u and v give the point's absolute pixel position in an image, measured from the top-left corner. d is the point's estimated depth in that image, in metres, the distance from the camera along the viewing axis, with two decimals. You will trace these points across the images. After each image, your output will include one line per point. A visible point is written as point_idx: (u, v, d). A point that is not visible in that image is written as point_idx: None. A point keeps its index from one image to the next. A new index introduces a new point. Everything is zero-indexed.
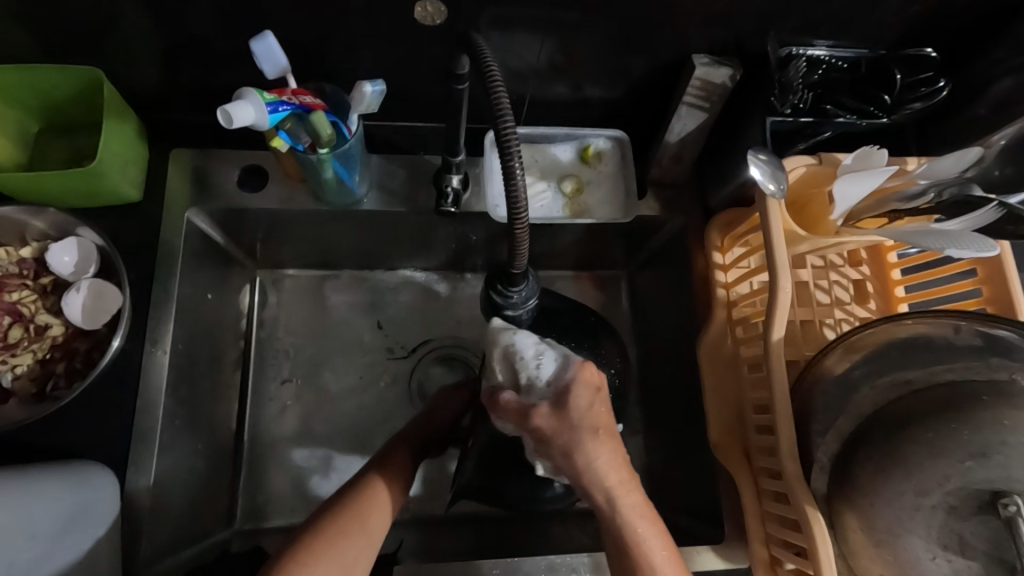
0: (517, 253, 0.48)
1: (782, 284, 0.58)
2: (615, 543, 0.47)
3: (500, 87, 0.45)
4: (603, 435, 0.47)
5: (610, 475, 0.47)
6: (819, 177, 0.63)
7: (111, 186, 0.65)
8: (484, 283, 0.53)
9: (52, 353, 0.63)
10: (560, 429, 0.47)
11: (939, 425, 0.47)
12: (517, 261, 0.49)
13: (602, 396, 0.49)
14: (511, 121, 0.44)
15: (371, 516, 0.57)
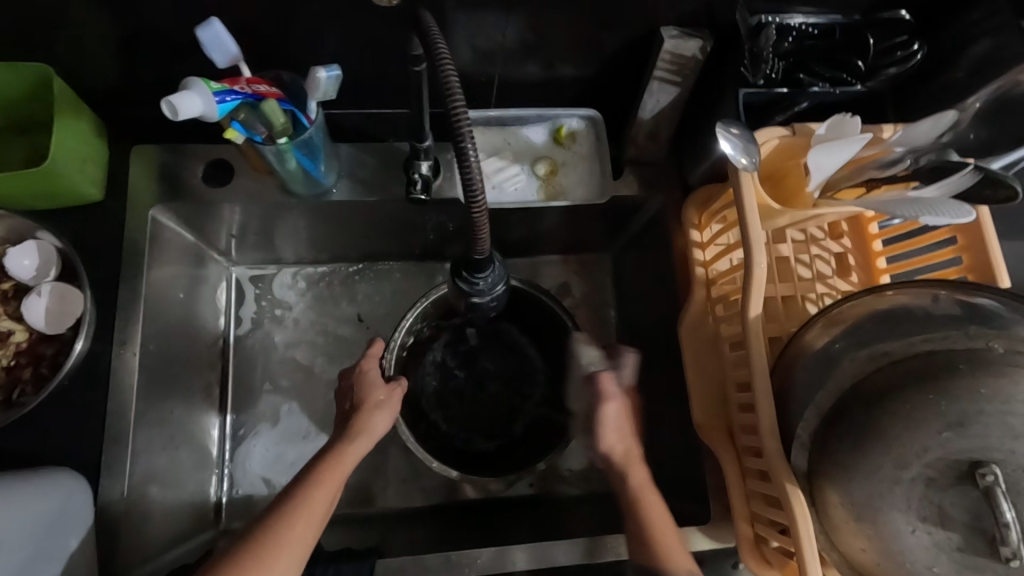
0: (478, 239, 0.46)
1: (756, 260, 0.57)
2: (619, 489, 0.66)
3: (450, 67, 0.43)
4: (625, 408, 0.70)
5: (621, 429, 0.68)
6: (793, 148, 0.62)
7: (69, 186, 0.63)
8: (449, 271, 0.51)
9: (18, 359, 0.62)
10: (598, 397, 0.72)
11: (917, 397, 0.47)
12: (479, 245, 0.47)
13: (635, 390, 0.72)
14: (460, 101, 0.42)
15: (312, 499, 0.58)
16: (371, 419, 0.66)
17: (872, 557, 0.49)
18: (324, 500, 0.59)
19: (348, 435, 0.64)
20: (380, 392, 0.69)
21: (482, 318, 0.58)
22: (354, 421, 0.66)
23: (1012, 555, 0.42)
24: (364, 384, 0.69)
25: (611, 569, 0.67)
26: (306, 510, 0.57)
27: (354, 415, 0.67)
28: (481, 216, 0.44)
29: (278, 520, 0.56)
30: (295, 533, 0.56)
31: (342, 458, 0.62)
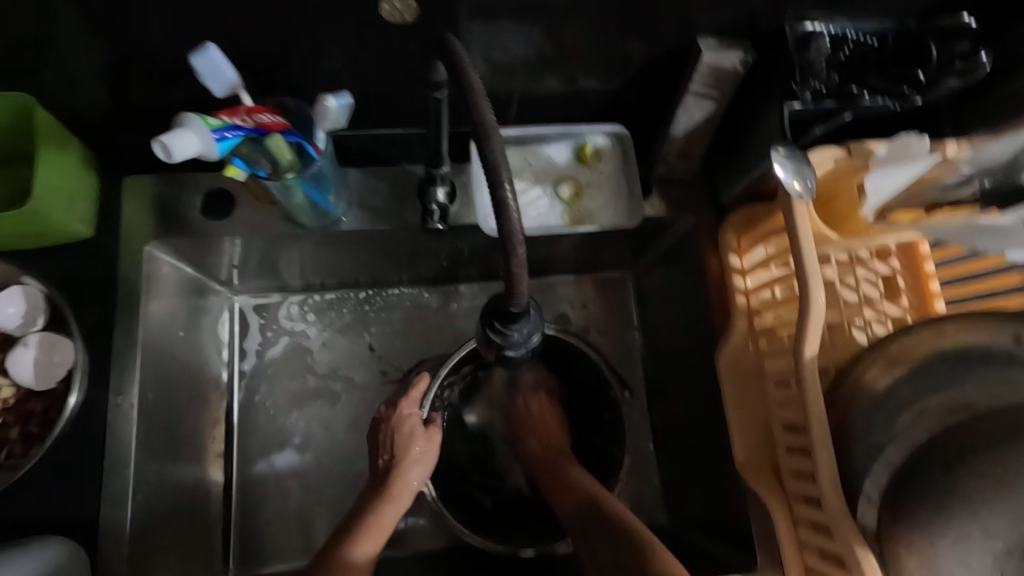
0: (513, 291, 0.41)
1: (814, 296, 0.52)
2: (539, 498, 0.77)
3: (482, 95, 0.38)
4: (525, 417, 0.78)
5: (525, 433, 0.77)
6: (846, 170, 0.55)
7: (56, 226, 0.58)
8: (479, 318, 0.45)
9: (5, 417, 0.56)
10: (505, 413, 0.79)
11: (1008, 456, 0.42)
12: (516, 297, 0.41)
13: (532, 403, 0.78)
14: (496, 137, 0.37)
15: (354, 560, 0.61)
16: (406, 479, 0.69)
17: None
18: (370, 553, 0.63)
19: (387, 492, 0.68)
20: (417, 446, 0.71)
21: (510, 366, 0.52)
22: (392, 480, 0.69)
23: None
24: (404, 433, 0.71)
25: None
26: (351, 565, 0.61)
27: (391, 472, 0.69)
28: (518, 266, 0.39)
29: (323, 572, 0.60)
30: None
31: (382, 516, 0.66)
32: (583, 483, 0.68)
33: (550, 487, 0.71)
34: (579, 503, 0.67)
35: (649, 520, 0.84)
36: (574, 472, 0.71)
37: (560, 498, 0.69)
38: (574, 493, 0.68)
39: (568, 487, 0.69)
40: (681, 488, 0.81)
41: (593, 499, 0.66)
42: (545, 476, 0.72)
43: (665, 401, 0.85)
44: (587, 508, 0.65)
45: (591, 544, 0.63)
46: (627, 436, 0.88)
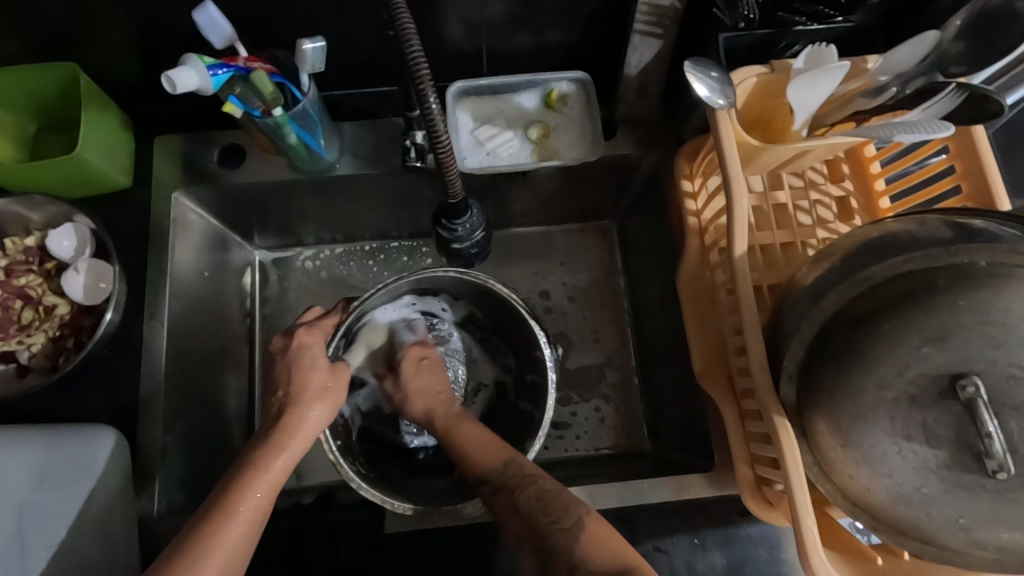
0: (450, 182, 0.59)
1: (738, 200, 0.57)
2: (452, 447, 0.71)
3: (413, 38, 0.49)
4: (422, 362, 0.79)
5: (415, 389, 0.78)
6: (773, 85, 0.61)
7: (100, 174, 0.70)
8: (432, 219, 0.65)
9: (62, 330, 0.68)
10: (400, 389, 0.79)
11: (896, 315, 0.46)
12: (451, 189, 0.59)
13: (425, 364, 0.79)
14: (430, 87, 0.50)
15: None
16: (305, 415, 0.65)
17: (863, 483, 0.49)
18: (256, 513, 0.57)
19: (284, 428, 0.63)
20: (319, 380, 0.67)
21: (474, 245, 0.68)
22: (289, 418, 0.64)
23: (999, 467, 0.41)
24: (299, 370, 0.67)
25: (620, 519, 0.68)
26: (241, 515, 0.56)
27: (283, 417, 0.64)
28: (448, 159, 0.55)
29: (212, 525, 0.55)
30: (222, 554, 0.54)
31: (270, 470, 0.60)
32: (491, 442, 0.68)
33: (462, 446, 0.70)
34: (499, 464, 0.66)
35: (636, 448, 0.90)
36: (467, 432, 0.71)
37: (474, 454, 0.68)
38: (497, 455, 0.67)
39: (485, 450, 0.68)
40: (662, 414, 0.86)
41: (510, 457, 0.66)
42: (459, 432, 0.72)
43: (648, 335, 0.90)
44: (507, 467, 0.65)
45: (510, 497, 0.63)
46: (615, 371, 0.94)
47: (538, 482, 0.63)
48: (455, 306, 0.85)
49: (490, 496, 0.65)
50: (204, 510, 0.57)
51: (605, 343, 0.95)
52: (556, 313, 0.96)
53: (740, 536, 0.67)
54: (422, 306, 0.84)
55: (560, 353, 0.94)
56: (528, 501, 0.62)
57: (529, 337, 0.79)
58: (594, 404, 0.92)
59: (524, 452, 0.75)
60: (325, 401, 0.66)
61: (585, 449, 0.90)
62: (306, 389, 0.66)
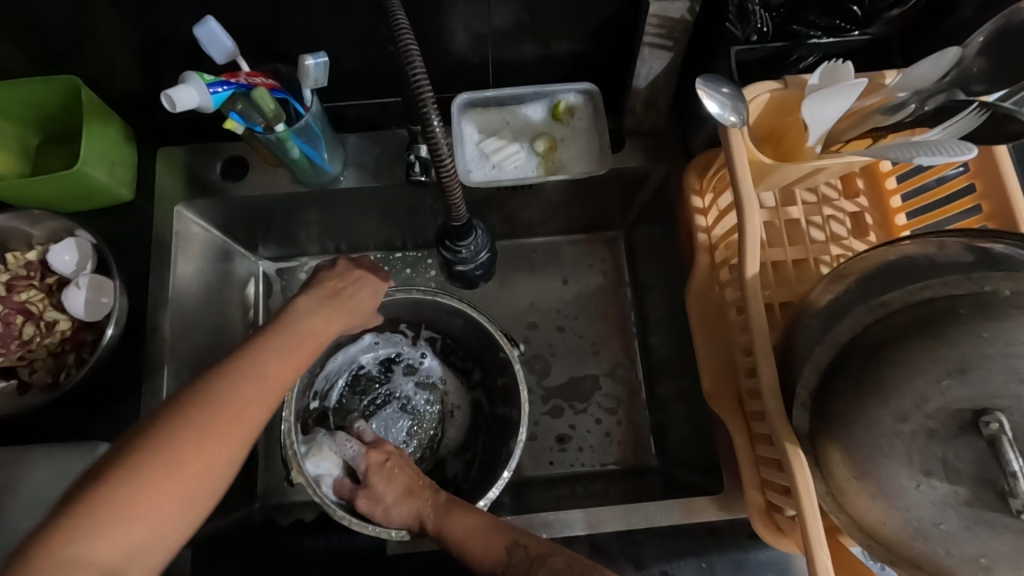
0: (452, 203, 0.57)
1: (750, 220, 0.55)
2: (453, 542, 0.64)
3: (414, 52, 0.48)
4: (387, 462, 0.73)
5: (386, 496, 0.70)
6: (787, 101, 0.59)
7: (102, 187, 0.69)
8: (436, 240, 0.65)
9: (63, 346, 0.67)
10: (382, 453, 0.74)
11: (915, 345, 0.45)
12: (456, 211, 0.58)
13: (390, 461, 0.73)
14: (433, 108, 0.49)
15: (249, 389, 0.49)
16: (361, 291, 0.63)
17: (879, 516, 0.47)
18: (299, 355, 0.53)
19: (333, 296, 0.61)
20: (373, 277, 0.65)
21: (476, 261, 0.66)
22: (347, 287, 0.63)
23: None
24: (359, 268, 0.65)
25: (626, 542, 0.66)
26: (288, 356, 0.52)
27: (343, 287, 0.62)
28: (449, 179, 0.54)
29: (262, 354, 0.51)
30: (273, 376, 0.51)
31: (324, 326, 0.58)
32: (489, 529, 0.63)
33: (460, 543, 0.63)
34: (502, 551, 0.61)
35: (642, 464, 0.88)
36: (465, 517, 0.65)
37: (474, 551, 0.62)
38: (497, 546, 0.61)
39: (482, 542, 0.62)
40: (670, 431, 0.84)
41: (513, 540, 0.62)
42: (451, 531, 0.65)
43: (655, 348, 0.89)
44: (513, 555, 0.61)
45: None
46: (620, 385, 0.92)
47: (549, 563, 0.59)
48: (420, 337, 0.88)
49: None
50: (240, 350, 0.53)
51: (611, 357, 0.93)
52: (561, 326, 0.95)
53: (749, 561, 0.65)
54: (385, 342, 0.88)
55: (566, 365, 0.93)
56: None
57: (491, 341, 0.81)
58: (600, 417, 0.90)
59: (508, 456, 0.75)
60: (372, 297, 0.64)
61: (588, 465, 0.88)
62: (356, 275, 0.64)
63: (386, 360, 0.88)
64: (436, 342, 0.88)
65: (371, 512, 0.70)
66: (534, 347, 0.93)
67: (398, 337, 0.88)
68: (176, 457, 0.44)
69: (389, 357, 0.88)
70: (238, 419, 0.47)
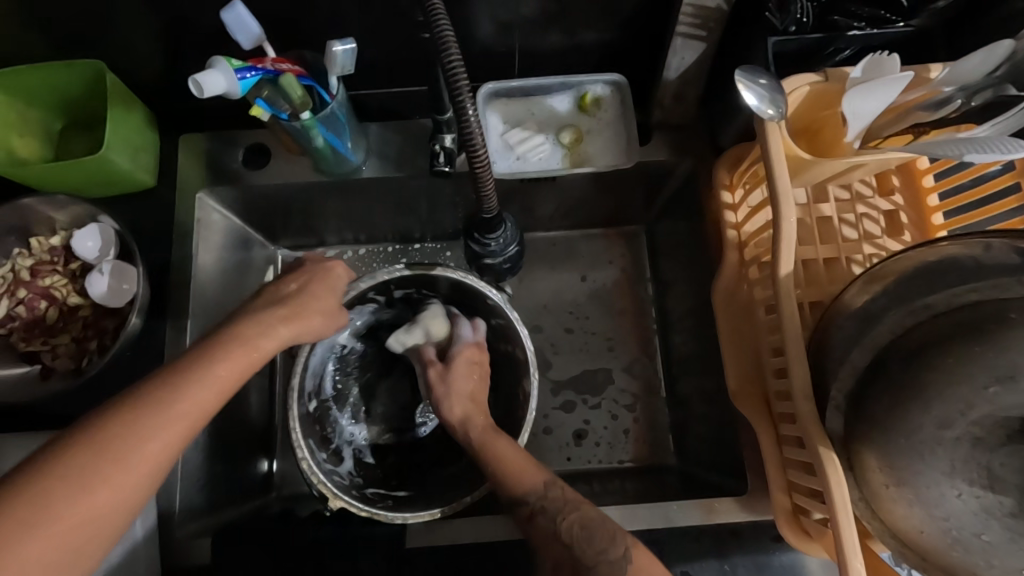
0: (486, 193, 0.57)
1: (786, 216, 0.54)
2: (490, 455, 0.67)
3: (450, 40, 0.47)
4: (474, 364, 0.76)
5: (458, 388, 0.74)
6: (826, 95, 0.57)
7: (125, 174, 0.69)
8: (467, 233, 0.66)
9: (85, 332, 0.67)
10: (476, 351, 0.77)
11: (960, 350, 0.43)
12: (485, 202, 0.58)
13: (477, 366, 0.76)
14: (470, 104, 0.49)
15: (158, 419, 0.44)
16: (310, 309, 0.60)
17: (915, 524, 0.46)
18: (233, 379, 0.49)
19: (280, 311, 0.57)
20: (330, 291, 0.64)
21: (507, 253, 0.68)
22: (296, 302, 0.60)
23: None
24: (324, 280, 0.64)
25: (646, 540, 0.65)
26: (209, 379, 0.48)
27: (292, 300, 0.60)
28: (483, 170, 0.54)
29: (180, 376, 0.47)
30: (190, 402, 0.46)
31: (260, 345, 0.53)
32: (530, 462, 0.66)
33: (496, 461, 0.66)
34: (538, 485, 0.63)
35: (659, 462, 0.87)
36: (503, 448, 0.67)
37: (509, 476, 0.64)
38: (535, 477, 0.64)
39: (523, 467, 0.65)
40: (690, 429, 0.83)
41: (549, 480, 0.64)
42: (490, 452, 0.67)
43: (676, 345, 0.88)
44: (547, 488, 0.63)
45: (553, 522, 0.60)
46: (638, 382, 0.91)
47: (581, 510, 0.61)
48: (394, 297, 0.83)
49: (527, 519, 0.62)
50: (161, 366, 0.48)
51: (629, 353, 0.92)
52: (573, 320, 0.93)
53: (772, 564, 0.64)
54: (359, 316, 0.84)
55: (585, 360, 0.92)
56: (572, 528, 0.59)
57: (488, 310, 0.80)
58: (616, 413, 0.89)
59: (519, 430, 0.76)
60: (329, 316, 0.63)
61: (606, 462, 0.87)
62: (306, 290, 0.61)
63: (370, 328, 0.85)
64: (415, 294, 0.83)
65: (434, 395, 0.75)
66: (553, 343, 0.93)
67: (368, 302, 0.82)
68: (58, 505, 0.39)
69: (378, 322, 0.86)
70: (138, 456, 0.42)
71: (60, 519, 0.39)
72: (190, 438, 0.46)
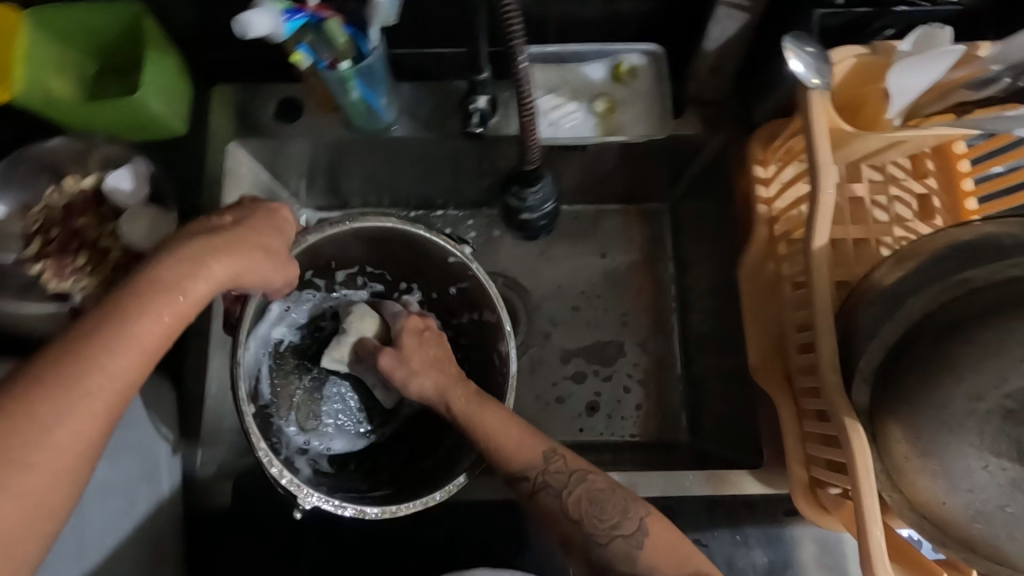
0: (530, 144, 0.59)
1: (825, 188, 0.53)
2: (481, 428, 0.62)
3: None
4: (427, 334, 0.68)
5: (416, 363, 0.66)
6: (872, 69, 0.57)
7: (158, 120, 0.69)
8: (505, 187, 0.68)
9: (114, 274, 0.67)
10: (419, 324, 0.69)
11: (997, 323, 0.43)
12: (530, 152, 0.60)
13: (429, 333, 0.68)
14: (520, 40, 0.51)
15: (49, 408, 0.40)
16: (247, 247, 0.52)
17: (937, 495, 0.46)
18: (143, 349, 0.44)
19: (204, 242, 0.49)
20: (273, 232, 0.55)
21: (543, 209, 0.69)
22: (228, 238, 0.51)
23: None
24: (263, 220, 0.56)
25: (659, 507, 0.66)
26: (110, 355, 0.43)
27: (223, 236, 0.51)
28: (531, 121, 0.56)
29: (78, 353, 0.42)
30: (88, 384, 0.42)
31: (180, 298, 0.47)
32: (524, 432, 0.62)
33: (490, 437, 0.62)
34: (537, 458, 0.62)
35: (670, 438, 0.88)
36: (495, 419, 0.62)
37: (507, 450, 0.62)
38: (533, 450, 0.62)
39: (519, 442, 0.62)
40: (704, 407, 0.84)
41: (550, 448, 0.62)
42: (478, 425, 0.62)
43: (694, 324, 0.88)
44: (547, 460, 0.62)
45: (558, 496, 0.60)
46: (652, 359, 0.91)
47: (588, 480, 0.61)
48: (337, 285, 0.80)
49: (529, 492, 0.62)
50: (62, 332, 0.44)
51: (644, 330, 0.92)
52: (582, 298, 0.93)
53: (784, 536, 0.65)
54: (296, 308, 0.77)
55: (600, 335, 0.92)
56: (578, 502, 0.60)
57: (454, 265, 0.74)
58: (629, 387, 0.90)
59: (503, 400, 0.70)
60: (272, 261, 0.54)
61: (617, 435, 0.88)
62: (238, 227, 0.53)
63: (312, 318, 0.79)
64: (358, 277, 0.80)
65: (391, 372, 0.66)
66: (570, 316, 0.93)
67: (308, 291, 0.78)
68: None
69: (320, 311, 0.79)
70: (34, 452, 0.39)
71: None
72: (102, 420, 0.43)
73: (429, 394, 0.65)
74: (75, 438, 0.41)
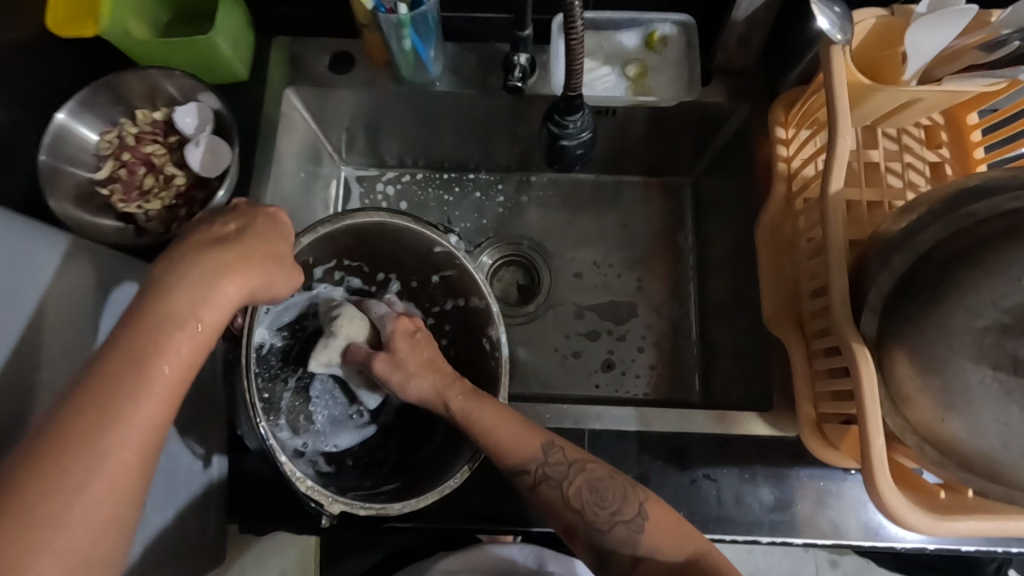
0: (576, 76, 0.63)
1: (842, 135, 0.57)
2: (478, 428, 0.65)
3: None
4: (418, 335, 0.73)
5: (411, 366, 0.71)
6: (891, 31, 0.61)
7: (224, 61, 0.75)
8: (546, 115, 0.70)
9: (176, 200, 0.74)
10: (411, 325, 0.73)
11: (998, 248, 0.47)
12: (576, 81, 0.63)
13: (419, 333, 0.74)
14: None
15: (113, 435, 0.43)
16: (258, 259, 0.55)
17: (937, 412, 0.49)
18: (183, 368, 0.48)
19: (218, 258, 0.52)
20: (279, 240, 0.58)
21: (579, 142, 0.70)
22: (236, 251, 0.54)
23: None
24: (268, 230, 0.57)
25: (671, 444, 0.70)
26: (154, 380, 0.46)
27: (234, 248, 0.54)
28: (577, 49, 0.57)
29: (124, 383, 0.45)
30: (141, 407, 0.45)
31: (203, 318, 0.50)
32: (521, 428, 0.66)
33: (488, 434, 0.65)
34: (537, 451, 0.65)
35: (682, 397, 0.91)
36: (494, 415, 0.66)
37: (506, 450, 0.64)
38: (533, 443, 0.65)
39: (517, 440, 0.65)
40: (717, 366, 0.87)
41: (550, 441, 0.66)
42: (475, 423, 0.66)
43: (710, 289, 0.92)
44: (546, 453, 0.65)
45: (559, 488, 0.64)
46: (667, 323, 0.95)
47: (587, 469, 0.65)
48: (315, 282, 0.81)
49: (530, 486, 0.65)
50: (80, 378, 0.45)
51: (662, 296, 0.96)
52: (592, 268, 0.97)
53: (789, 476, 0.68)
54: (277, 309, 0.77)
55: (618, 298, 0.96)
56: (580, 490, 0.64)
57: (445, 267, 0.78)
58: (643, 348, 0.93)
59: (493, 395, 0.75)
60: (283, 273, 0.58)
61: (631, 392, 0.91)
62: (247, 238, 0.55)
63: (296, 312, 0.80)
64: (336, 271, 0.82)
65: (387, 375, 0.71)
66: (591, 279, 0.97)
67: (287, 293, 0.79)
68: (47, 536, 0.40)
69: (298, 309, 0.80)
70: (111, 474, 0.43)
71: (58, 535, 0.40)
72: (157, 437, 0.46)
73: (426, 395, 0.70)
74: (140, 453, 0.44)
